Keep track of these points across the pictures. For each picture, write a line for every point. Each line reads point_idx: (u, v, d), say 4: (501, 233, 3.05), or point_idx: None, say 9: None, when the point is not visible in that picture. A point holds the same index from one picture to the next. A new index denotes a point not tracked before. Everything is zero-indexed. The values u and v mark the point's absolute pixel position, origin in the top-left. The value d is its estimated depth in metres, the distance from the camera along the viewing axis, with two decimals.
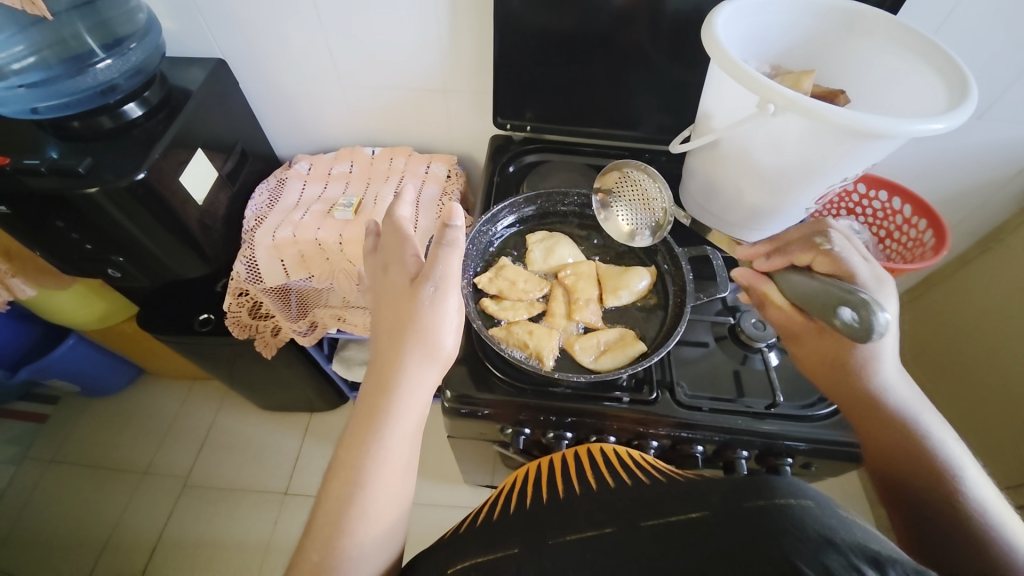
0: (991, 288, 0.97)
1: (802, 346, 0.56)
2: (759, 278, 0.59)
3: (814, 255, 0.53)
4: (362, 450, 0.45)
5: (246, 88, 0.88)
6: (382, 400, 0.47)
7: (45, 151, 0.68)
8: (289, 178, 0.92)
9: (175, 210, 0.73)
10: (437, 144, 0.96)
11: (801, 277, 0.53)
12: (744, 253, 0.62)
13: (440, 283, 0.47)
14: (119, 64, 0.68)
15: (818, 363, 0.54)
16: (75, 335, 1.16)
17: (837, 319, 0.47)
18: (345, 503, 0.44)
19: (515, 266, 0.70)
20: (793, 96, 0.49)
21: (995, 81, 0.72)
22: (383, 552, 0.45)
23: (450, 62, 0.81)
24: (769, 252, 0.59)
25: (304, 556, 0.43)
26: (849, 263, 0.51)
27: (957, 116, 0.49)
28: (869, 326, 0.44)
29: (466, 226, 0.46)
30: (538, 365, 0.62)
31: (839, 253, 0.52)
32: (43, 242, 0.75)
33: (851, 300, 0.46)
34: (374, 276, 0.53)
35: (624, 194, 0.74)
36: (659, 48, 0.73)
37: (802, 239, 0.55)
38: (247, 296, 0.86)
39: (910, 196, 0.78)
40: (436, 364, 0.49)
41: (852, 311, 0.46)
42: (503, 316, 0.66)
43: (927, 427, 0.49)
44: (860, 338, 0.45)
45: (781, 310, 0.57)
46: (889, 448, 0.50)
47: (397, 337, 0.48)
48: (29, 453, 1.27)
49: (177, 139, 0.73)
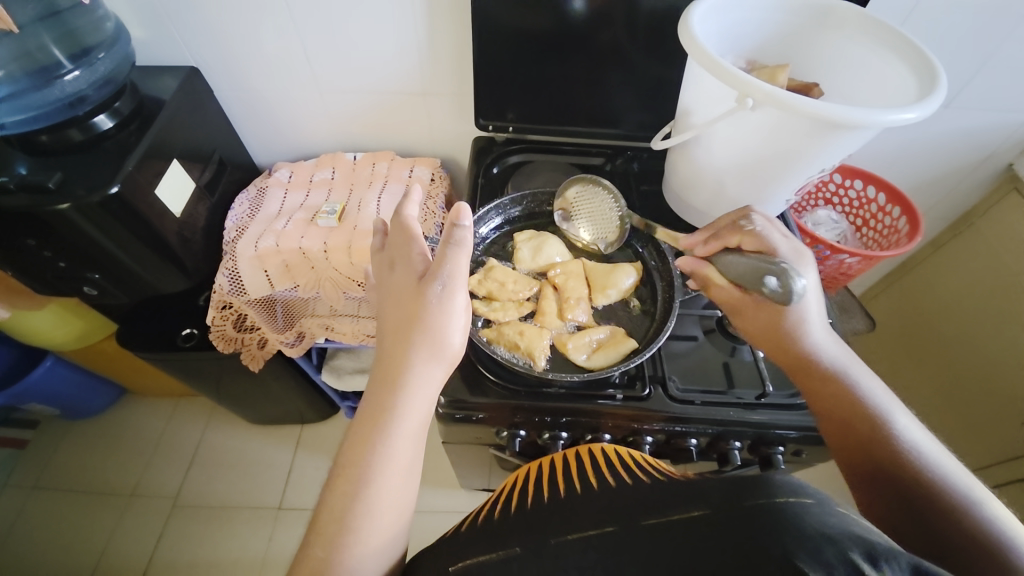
0: (963, 269, 1.00)
1: (744, 318, 0.57)
2: (699, 262, 0.60)
3: (741, 235, 0.56)
4: (368, 446, 0.45)
5: (221, 97, 0.87)
6: (390, 397, 0.46)
7: (12, 168, 0.66)
8: (270, 187, 0.90)
9: (152, 224, 0.71)
10: (419, 148, 0.96)
11: (734, 257, 0.55)
12: (685, 242, 0.63)
13: (448, 281, 0.47)
14: (88, 75, 0.66)
15: (759, 332, 0.55)
16: (52, 356, 1.12)
17: (764, 288, 0.51)
18: (351, 501, 0.43)
19: (503, 266, 0.70)
20: (769, 91, 0.50)
21: (962, 69, 0.75)
22: (388, 551, 0.44)
23: (429, 64, 0.81)
24: (705, 238, 0.61)
25: (307, 553, 0.42)
26: (770, 241, 0.54)
27: (928, 105, 0.50)
28: (787, 290, 0.49)
29: (473, 225, 0.47)
30: (530, 365, 0.63)
31: (761, 231, 0.55)
32: (15, 262, 0.73)
33: (773, 270, 0.51)
34: (381, 274, 0.53)
35: (583, 207, 0.75)
36: (637, 46, 0.74)
37: (729, 223, 0.58)
38: (231, 309, 0.84)
39: (884, 185, 0.79)
40: (442, 362, 0.48)
41: (776, 279, 0.50)
42: (494, 317, 0.67)
43: (857, 378, 0.50)
44: (782, 301, 0.50)
45: (723, 288, 0.58)
46: (828, 408, 0.49)
47: (404, 335, 0.47)
48: (9, 480, 1.23)
49: (151, 151, 0.71)
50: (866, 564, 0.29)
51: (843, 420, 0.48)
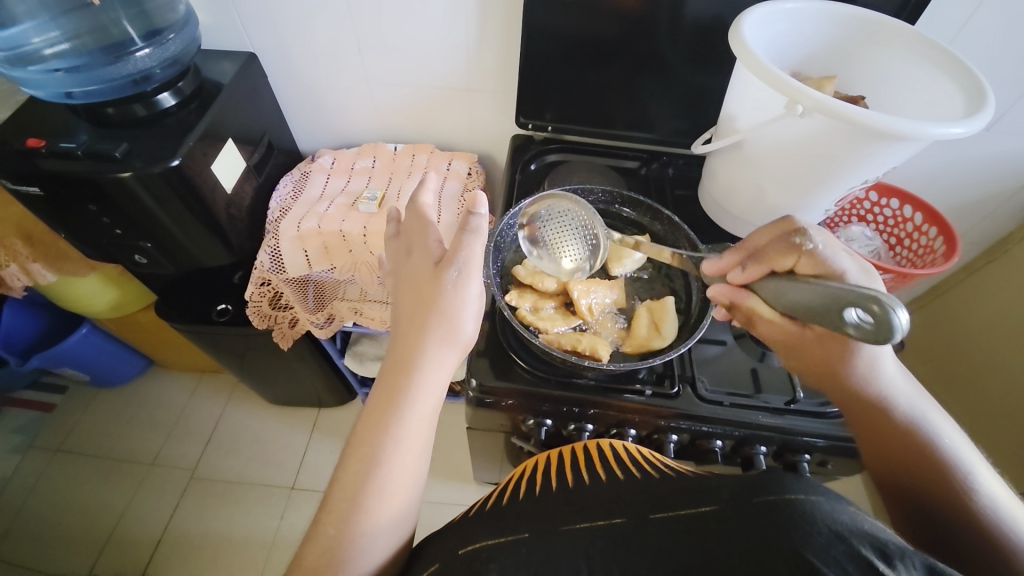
0: (997, 297, 0.99)
1: (799, 350, 0.54)
2: (740, 291, 0.56)
3: (798, 256, 0.49)
4: (382, 427, 0.45)
5: (274, 83, 0.90)
6: (404, 377, 0.47)
7: (77, 136, 0.69)
8: (313, 172, 0.93)
9: (203, 198, 0.74)
10: (457, 143, 0.98)
11: (787, 285, 0.49)
12: (712, 266, 0.58)
13: (463, 268, 0.48)
14: (158, 53, 0.70)
15: (818, 365, 0.53)
16: (89, 324, 1.16)
17: (846, 324, 0.42)
18: (363, 479, 0.44)
19: (530, 293, 0.68)
20: (820, 97, 0.51)
21: (1005, 94, 0.75)
22: (396, 531, 0.45)
23: (476, 62, 0.83)
24: (743, 260, 0.55)
25: (319, 530, 0.43)
26: (833, 262, 0.48)
27: (975, 121, 0.51)
28: (887, 325, 0.39)
29: (489, 215, 0.47)
30: (597, 361, 0.62)
31: (822, 252, 0.48)
32: (71, 226, 0.76)
33: (852, 300, 0.41)
34: (397, 260, 0.53)
35: (551, 221, 0.70)
36: (680, 55, 0.75)
37: (779, 239, 0.51)
38: (268, 286, 0.87)
39: (921, 204, 0.79)
40: (455, 348, 0.49)
41: (859, 310, 0.41)
42: (543, 326, 0.65)
43: (925, 418, 0.48)
44: (880, 342, 0.40)
45: (774, 323, 0.54)
46: (863, 418, 0.51)
47: (418, 320, 0.48)
48: (35, 442, 1.27)
49: (209, 130, 0.74)
50: (881, 563, 0.30)
51: (878, 428, 0.50)
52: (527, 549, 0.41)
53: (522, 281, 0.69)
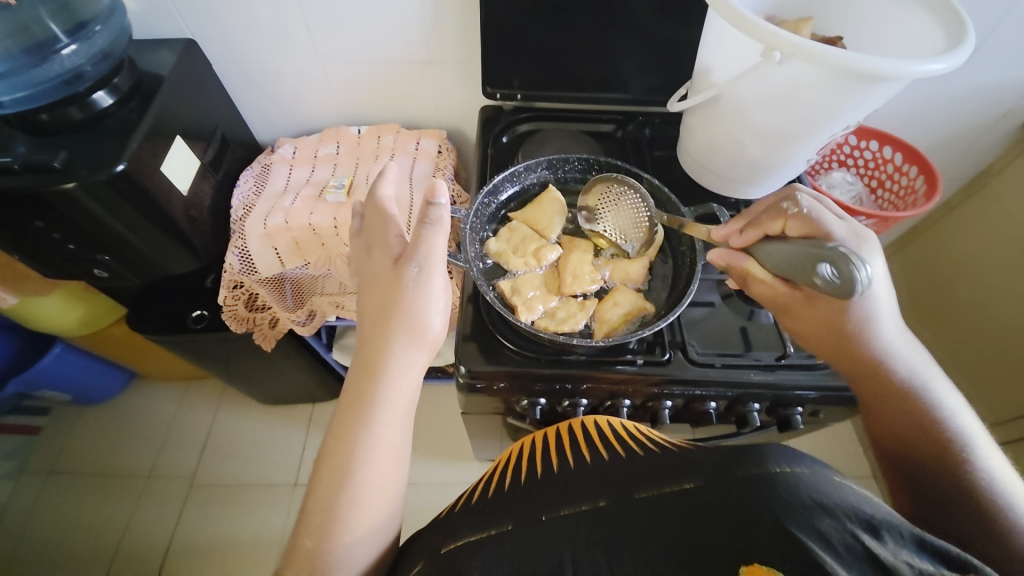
0: (976, 230, 1.00)
1: (793, 316, 0.55)
2: (738, 254, 0.56)
3: (783, 221, 0.52)
4: (351, 437, 0.43)
5: (220, 71, 0.84)
6: (371, 382, 0.45)
7: (12, 148, 0.64)
8: (274, 164, 0.89)
9: (158, 202, 0.70)
10: (424, 120, 0.94)
11: (779, 242, 0.51)
12: (716, 234, 0.59)
13: (424, 263, 0.46)
14: (85, 49, 0.64)
15: (818, 327, 0.53)
16: (61, 343, 1.12)
17: (817, 278, 0.44)
18: (338, 489, 0.42)
19: (528, 279, 0.66)
20: (797, 42, 0.48)
21: (983, 21, 0.72)
22: (378, 536, 0.43)
23: (434, 32, 0.78)
24: (740, 227, 0.56)
25: (298, 543, 0.41)
26: (822, 225, 0.50)
27: (955, 56, 0.49)
28: (850, 280, 0.41)
29: (449, 203, 0.46)
30: (646, 314, 0.63)
31: (811, 215, 0.50)
32: (23, 245, 0.72)
33: (829, 256, 0.44)
34: (359, 260, 0.51)
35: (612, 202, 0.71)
36: (647, 6, 0.71)
37: (771, 206, 0.53)
38: (241, 288, 0.84)
39: (901, 144, 0.78)
40: (423, 348, 0.47)
41: (830, 267, 0.43)
42: (567, 328, 0.63)
43: (931, 391, 0.49)
44: (839, 294, 0.43)
45: (764, 283, 0.55)
46: (867, 388, 0.51)
47: (382, 322, 0.46)
48: (26, 466, 1.23)
49: (154, 127, 0.69)
50: (867, 537, 0.30)
51: (876, 391, 0.50)
52: (511, 541, 0.39)
53: (497, 258, 0.67)
